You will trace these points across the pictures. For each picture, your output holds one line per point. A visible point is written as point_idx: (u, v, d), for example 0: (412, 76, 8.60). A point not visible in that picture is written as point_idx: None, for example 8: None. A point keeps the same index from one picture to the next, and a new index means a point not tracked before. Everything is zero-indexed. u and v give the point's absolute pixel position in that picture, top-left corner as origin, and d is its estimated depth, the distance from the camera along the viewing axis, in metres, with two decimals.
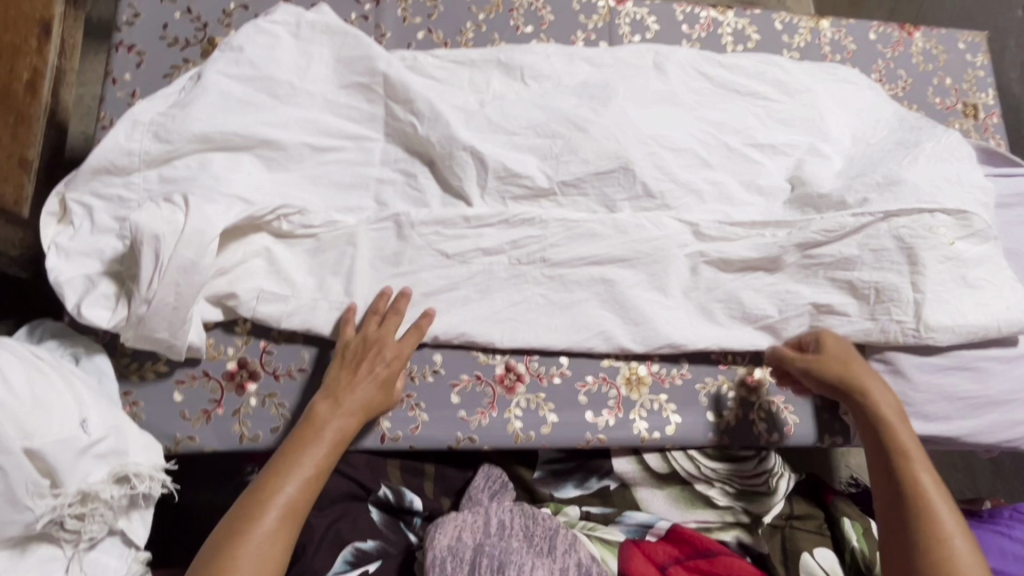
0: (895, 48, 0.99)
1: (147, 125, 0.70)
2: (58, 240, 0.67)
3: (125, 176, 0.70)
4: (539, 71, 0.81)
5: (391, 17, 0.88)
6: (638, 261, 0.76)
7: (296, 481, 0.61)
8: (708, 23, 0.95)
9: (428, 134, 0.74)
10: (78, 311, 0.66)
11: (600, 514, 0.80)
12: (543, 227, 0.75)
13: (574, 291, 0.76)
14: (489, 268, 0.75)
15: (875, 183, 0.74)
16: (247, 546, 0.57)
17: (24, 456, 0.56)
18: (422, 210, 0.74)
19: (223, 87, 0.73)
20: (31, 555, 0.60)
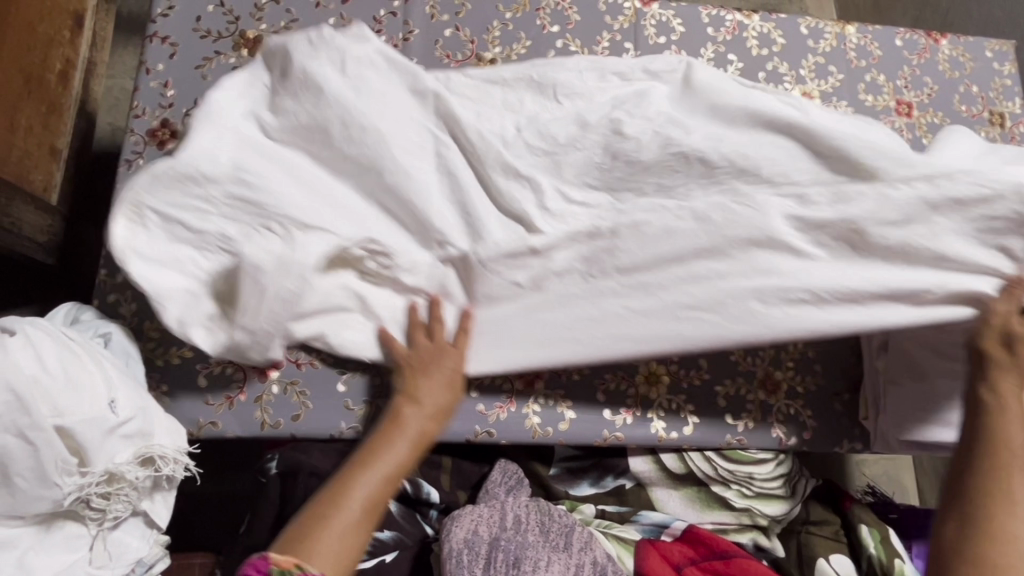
0: (921, 55, 0.99)
1: (228, 131, 0.65)
2: (136, 246, 0.63)
3: (204, 188, 0.64)
4: (573, 87, 0.69)
5: (419, 14, 0.89)
6: (734, 254, 0.66)
7: (380, 473, 0.60)
8: (734, 26, 0.95)
9: (486, 153, 0.68)
10: (184, 331, 0.65)
11: (616, 512, 0.80)
12: (614, 237, 0.68)
13: (659, 296, 0.67)
14: (563, 290, 0.69)
15: None
16: (331, 528, 0.55)
17: (54, 433, 0.57)
18: (488, 245, 0.68)
19: (294, 87, 0.67)
20: (57, 531, 0.61)
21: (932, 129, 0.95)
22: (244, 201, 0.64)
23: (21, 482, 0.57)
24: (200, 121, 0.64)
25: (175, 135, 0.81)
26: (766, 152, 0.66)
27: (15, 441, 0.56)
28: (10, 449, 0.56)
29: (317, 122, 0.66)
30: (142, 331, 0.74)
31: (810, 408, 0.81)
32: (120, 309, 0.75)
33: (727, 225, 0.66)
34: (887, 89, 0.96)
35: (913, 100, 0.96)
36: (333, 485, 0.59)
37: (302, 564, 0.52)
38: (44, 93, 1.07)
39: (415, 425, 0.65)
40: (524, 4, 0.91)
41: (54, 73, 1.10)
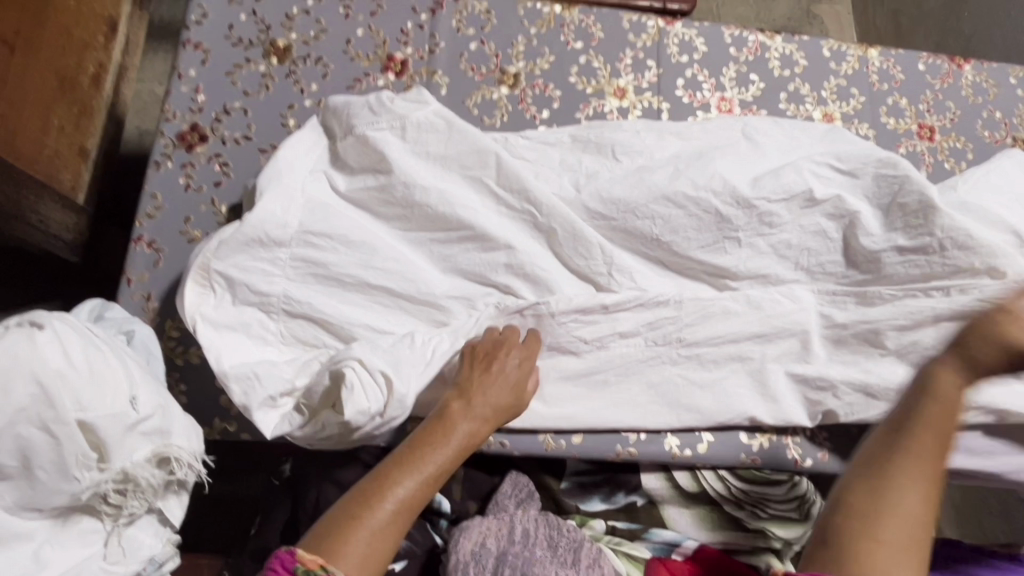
0: (944, 79, 0.99)
1: (293, 197, 0.73)
2: (204, 310, 0.68)
3: (272, 252, 0.71)
4: (630, 146, 0.80)
5: (446, 27, 0.90)
6: (776, 338, 0.76)
7: (415, 480, 0.60)
8: (756, 46, 0.96)
9: (549, 223, 0.75)
10: (247, 411, 0.67)
11: (626, 529, 0.79)
12: (677, 308, 0.76)
13: (712, 370, 0.76)
14: (626, 353, 0.76)
15: (914, 210, 0.75)
16: (360, 529, 0.55)
17: (77, 428, 0.58)
18: (559, 299, 0.74)
19: (358, 150, 0.76)
20: (73, 525, 0.62)
21: (955, 155, 0.95)
22: (308, 264, 0.72)
23: (42, 475, 0.57)
24: (272, 189, 0.73)
25: (204, 139, 0.82)
26: (802, 237, 0.78)
27: (39, 434, 0.57)
28: (33, 441, 0.57)
29: (382, 163, 0.75)
30: (163, 331, 0.75)
31: (827, 432, 0.80)
32: (143, 308, 0.76)
33: (773, 312, 0.76)
34: (910, 112, 0.96)
35: (936, 124, 0.96)
36: (366, 487, 0.59)
37: (327, 565, 0.52)
38: (77, 95, 1.10)
39: (459, 435, 0.65)
40: (549, 21, 0.92)
41: (87, 76, 1.13)
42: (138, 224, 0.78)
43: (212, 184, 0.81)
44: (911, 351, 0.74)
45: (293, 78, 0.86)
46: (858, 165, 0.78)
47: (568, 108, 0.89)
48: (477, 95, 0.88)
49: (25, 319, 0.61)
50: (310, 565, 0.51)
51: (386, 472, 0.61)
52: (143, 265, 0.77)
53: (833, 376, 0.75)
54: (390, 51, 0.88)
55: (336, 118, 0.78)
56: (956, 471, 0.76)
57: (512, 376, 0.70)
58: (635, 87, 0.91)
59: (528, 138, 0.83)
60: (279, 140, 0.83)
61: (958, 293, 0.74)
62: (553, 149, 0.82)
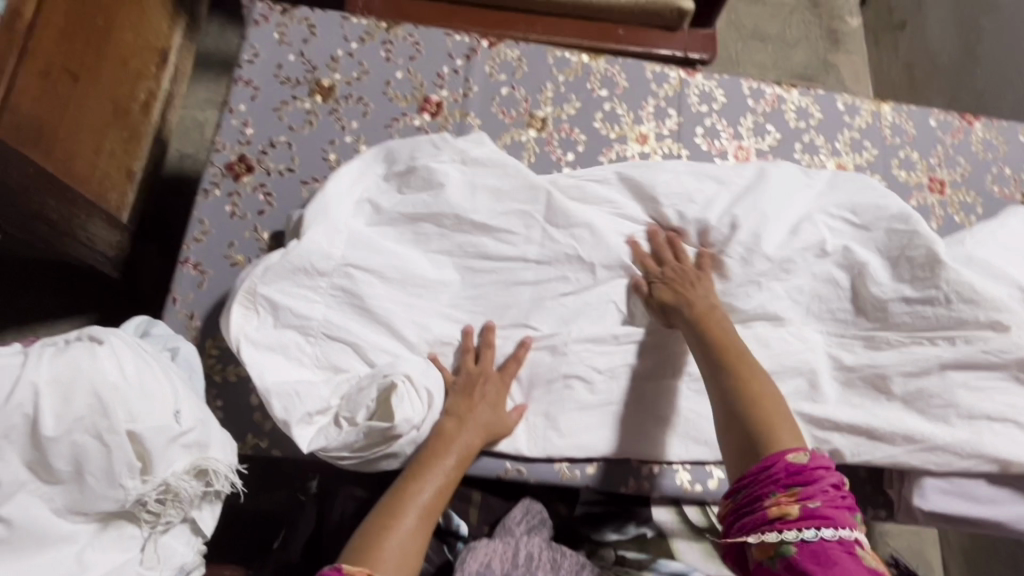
0: (955, 135, 1.03)
1: (337, 230, 0.78)
2: (247, 330, 0.73)
3: (314, 280, 0.77)
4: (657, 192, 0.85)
5: (479, 72, 0.96)
6: (782, 375, 0.81)
7: (431, 489, 0.66)
8: (773, 99, 1.00)
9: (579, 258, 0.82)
10: (287, 427, 0.71)
11: (634, 559, 0.78)
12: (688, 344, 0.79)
13: None
14: (640, 389, 0.80)
15: (919, 262, 0.80)
16: (391, 537, 0.60)
17: (126, 438, 0.62)
18: (574, 330, 0.80)
19: (407, 183, 0.82)
20: (113, 530, 0.65)
21: (965, 208, 0.98)
22: (345, 293, 0.78)
23: (91, 481, 0.62)
24: (317, 221, 0.77)
25: (250, 170, 0.88)
26: (811, 284, 0.83)
27: (92, 442, 0.61)
28: (87, 449, 0.61)
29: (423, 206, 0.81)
30: (203, 349, 0.80)
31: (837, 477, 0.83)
32: (186, 326, 0.81)
33: (782, 352, 0.81)
34: (921, 166, 1.00)
35: (947, 178, 1.00)
36: (387, 502, 0.64)
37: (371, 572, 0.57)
38: (128, 121, 1.17)
39: (457, 446, 0.70)
40: (576, 69, 0.98)
41: (138, 103, 1.20)
42: (186, 247, 0.84)
43: (256, 212, 0.86)
44: (917, 399, 0.78)
45: (336, 116, 0.91)
46: (872, 219, 0.84)
47: (592, 152, 0.94)
48: (507, 137, 0.93)
49: (84, 334, 0.65)
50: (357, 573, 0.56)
51: (402, 486, 0.66)
52: (188, 286, 0.82)
53: (839, 416, 0.78)
54: (426, 93, 0.94)
55: (395, 150, 0.83)
56: (962, 518, 0.78)
57: (494, 399, 0.76)
58: (657, 134, 0.96)
59: (573, 175, 0.87)
60: (320, 173, 0.89)
61: (963, 344, 0.78)
62: (595, 188, 0.86)
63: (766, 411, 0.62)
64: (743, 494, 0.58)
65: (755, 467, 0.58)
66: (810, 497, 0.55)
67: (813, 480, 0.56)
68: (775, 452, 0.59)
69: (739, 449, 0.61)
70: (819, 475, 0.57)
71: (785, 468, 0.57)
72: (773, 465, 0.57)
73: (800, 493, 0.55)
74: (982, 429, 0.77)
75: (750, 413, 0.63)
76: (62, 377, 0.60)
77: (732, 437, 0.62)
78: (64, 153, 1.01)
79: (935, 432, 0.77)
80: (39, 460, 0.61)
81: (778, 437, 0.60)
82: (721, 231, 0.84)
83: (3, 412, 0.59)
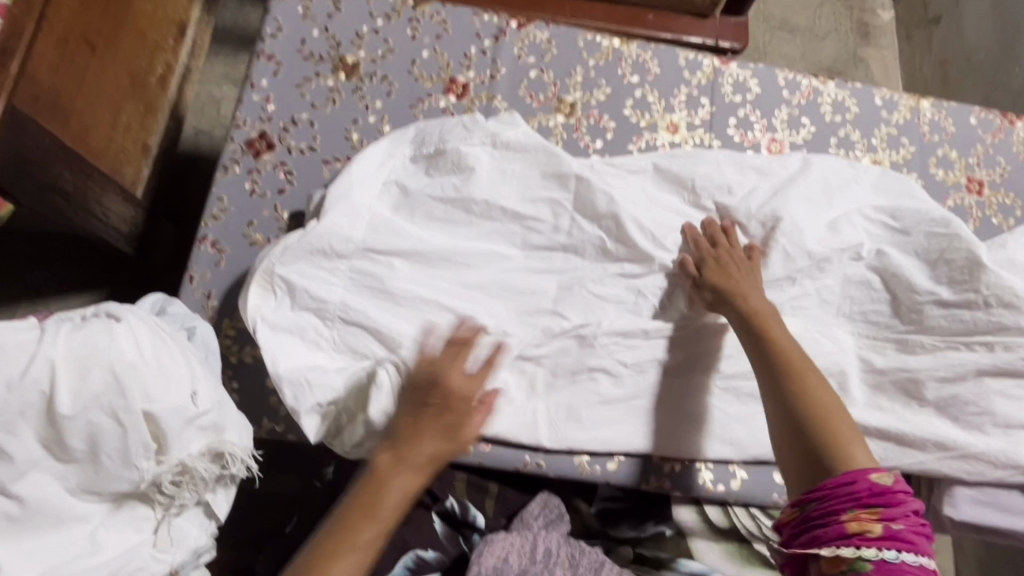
0: (996, 134, 0.99)
1: (358, 213, 0.77)
2: (264, 312, 0.72)
3: (333, 262, 0.75)
4: (680, 176, 0.84)
5: (507, 54, 0.93)
6: None
7: (344, 564, 0.55)
8: (809, 90, 0.97)
9: (606, 254, 0.81)
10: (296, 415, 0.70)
11: (654, 557, 0.76)
12: (720, 341, 0.78)
13: (749, 405, 0.78)
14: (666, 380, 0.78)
15: (958, 266, 0.77)
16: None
17: (143, 418, 0.60)
18: (600, 322, 0.78)
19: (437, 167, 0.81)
20: (127, 510, 0.64)
21: (1003, 210, 0.95)
22: (366, 276, 0.75)
23: (106, 461, 0.60)
24: (340, 204, 0.76)
25: (271, 147, 0.85)
26: (841, 286, 0.81)
27: (108, 421, 0.59)
28: (102, 428, 0.59)
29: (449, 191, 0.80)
30: (220, 330, 0.78)
31: None
32: (202, 305, 0.79)
33: (812, 351, 0.79)
34: (959, 165, 0.97)
35: (985, 178, 0.97)
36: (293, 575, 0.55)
37: None
38: (145, 94, 1.14)
39: (387, 498, 0.59)
40: (607, 53, 0.95)
41: (155, 76, 1.17)
42: (203, 224, 0.82)
43: (276, 190, 0.84)
44: (951, 405, 0.76)
45: (359, 94, 0.89)
46: (912, 222, 0.81)
47: (621, 140, 0.91)
48: (534, 121, 0.90)
49: (101, 311, 0.63)
50: None
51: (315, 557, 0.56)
52: (206, 264, 0.80)
53: (869, 420, 0.76)
54: (453, 74, 0.91)
55: (427, 132, 0.81)
56: (993, 529, 0.76)
57: (448, 419, 0.64)
58: (687, 123, 0.93)
59: (613, 163, 0.85)
60: (343, 153, 0.86)
61: (1002, 351, 0.75)
62: (636, 177, 0.84)
63: (833, 424, 0.60)
64: (815, 506, 0.55)
65: (834, 480, 0.56)
66: (893, 518, 0.53)
67: (898, 503, 0.54)
68: (857, 471, 0.56)
69: (807, 466, 0.59)
70: (903, 498, 0.55)
71: (869, 487, 0.54)
72: (855, 482, 0.55)
73: (883, 513, 0.53)
74: (1017, 439, 0.75)
75: (814, 422, 0.60)
76: (79, 354, 0.59)
77: (795, 448, 0.60)
78: (80, 127, 0.99)
79: (968, 440, 0.75)
80: (54, 438, 0.59)
81: (852, 456, 0.58)
82: (755, 224, 0.81)
83: (19, 388, 0.57)
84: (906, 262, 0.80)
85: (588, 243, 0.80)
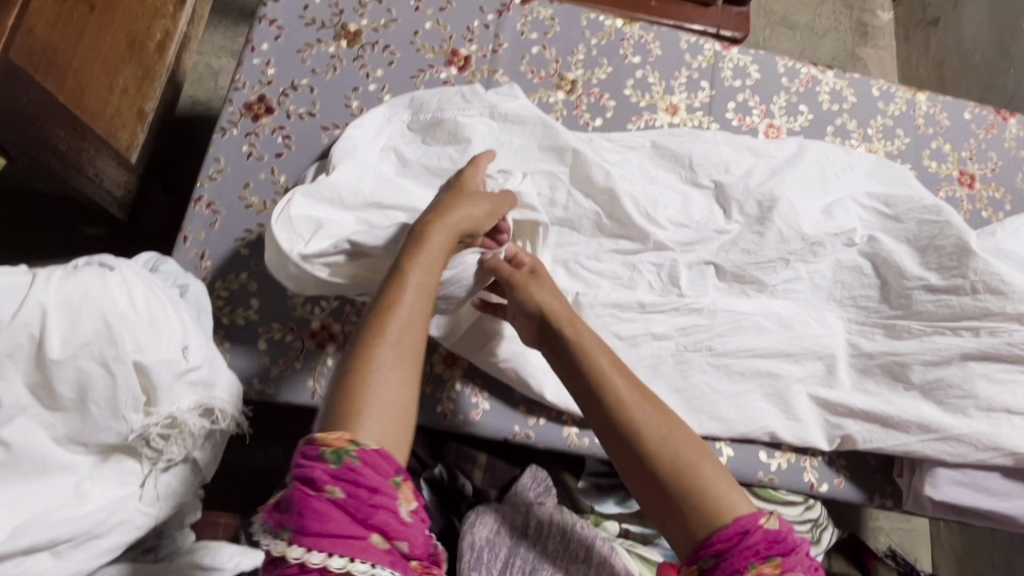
0: (989, 130, 1.01)
1: (363, 173, 0.77)
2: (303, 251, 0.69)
3: (340, 210, 0.74)
4: (676, 153, 0.85)
5: (510, 29, 0.93)
6: (802, 357, 0.80)
7: (407, 308, 0.56)
8: (808, 78, 0.98)
9: (604, 230, 0.81)
10: None
11: (640, 534, 0.82)
12: (710, 317, 0.80)
13: (740, 383, 0.79)
14: (657, 353, 0.79)
15: (947, 251, 0.78)
16: (372, 379, 0.52)
17: (133, 369, 0.60)
18: (595, 293, 0.79)
19: (437, 135, 0.80)
20: (113, 463, 0.63)
21: (993, 204, 0.97)
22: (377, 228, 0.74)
23: (95, 410, 0.59)
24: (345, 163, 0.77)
25: (270, 111, 0.85)
26: (833, 269, 0.82)
27: (98, 369, 0.59)
28: (91, 376, 0.59)
29: (448, 159, 0.79)
30: (212, 290, 0.78)
31: (844, 459, 0.82)
32: (196, 265, 0.78)
33: (802, 332, 0.80)
34: (952, 158, 0.98)
35: (977, 172, 0.98)
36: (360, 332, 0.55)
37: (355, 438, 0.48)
38: (142, 60, 1.13)
39: (432, 254, 0.61)
40: (610, 33, 0.95)
41: (153, 43, 1.16)
42: (199, 184, 0.81)
43: (274, 154, 0.83)
44: (936, 388, 0.77)
45: (360, 62, 0.89)
46: (904, 210, 0.82)
47: (620, 118, 0.91)
48: (535, 96, 0.91)
49: (94, 260, 0.63)
50: (337, 444, 0.47)
51: (380, 310, 0.56)
52: (201, 224, 0.80)
53: (853, 401, 0.78)
54: (455, 47, 0.91)
55: (424, 99, 0.82)
56: (972, 510, 0.77)
57: (482, 201, 0.69)
58: (687, 105, 0.94)
59: (611, 140, 0.86)
60: (342, 120, 0.86)
61: (988, 335, 0.76)
62: (634, 154, 0.85)
63: (681, 458, 0.54)
64: (714, 564, 0.49)
65: (726, 532, 0.50)
66: (792, 568, 0.49)
67: (793, 549, 0.50)
68: (745, 516, 0.51)
69: (683, 535, 0.52)
70: (792, 539, 0.50)
71: (764, 535, 0.49)
72: (750, 532, 0.49)
73: (782, 565, 0.49)
74: (1000, 422, 0.75)
75: (674, 478, 0.53)
76: (69, 300, 0.58)
77: (664, 510, 0.53)
78: (76, 85, 0.98)
79: (951, 423, 0.76)
80: (42, 383, 0.58)
81: (712, 489, 0.52)
82: (752, 206, 0.82)
83: (9, 330, 0.56)
84: (896, 248, 0.81)
85: (584, 217, 0.81)
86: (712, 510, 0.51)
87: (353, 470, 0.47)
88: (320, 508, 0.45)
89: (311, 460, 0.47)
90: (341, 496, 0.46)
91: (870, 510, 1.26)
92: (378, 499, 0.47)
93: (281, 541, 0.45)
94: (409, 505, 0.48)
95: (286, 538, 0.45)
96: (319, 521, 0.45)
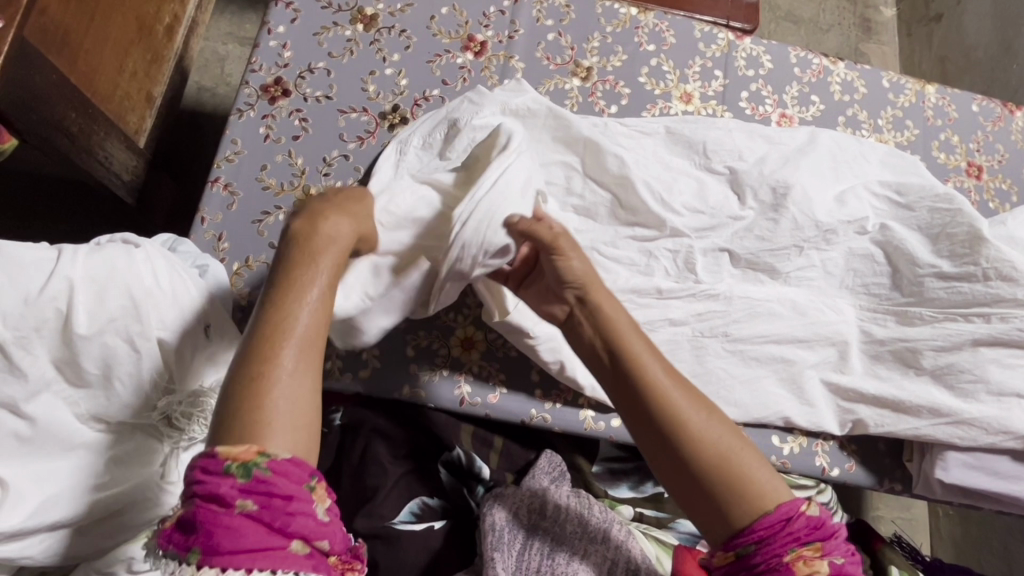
0: (996, 122, 1.02)
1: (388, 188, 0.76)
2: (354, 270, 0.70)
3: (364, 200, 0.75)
4: (692, 138, 0.85)
5: (526, 15, 0.93)
6: (815, 342, 0.81)
7: (314, 300, 0.51)
8: (819, 69, 0.99)
9: (622, 215, 0.81)
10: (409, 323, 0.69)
11: (654, 517, 0.84)
12: (726, 303, 0.81)
13: (754, 366, 0.80)
14: (673, 336, 0.79)
15: (960, 239, 0.79)
16: (276, 394, 0.46)
17: (157, 345, 0.61)
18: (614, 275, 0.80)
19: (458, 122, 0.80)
20: (134, 443, 0.62)
21: (1000, 195, 0.98)
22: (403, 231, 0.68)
23: (119, 387, 0.60)
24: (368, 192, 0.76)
25: (287, 94, 0.85)
26: (847, 256, 0.83)
27: (123, 346, 0.59)
28: (117, 352, 0.59)
29: None
30: (230, 271, 0.77)
31: (854, 444, 0.84)
32: (213, 247, 0.78)
33: (817, 318, 0.81)
34: (960, 149, 0.99)
35: (984, 164, 0.99)
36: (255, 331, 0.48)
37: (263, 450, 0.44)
38: (152, 43, 1.12)
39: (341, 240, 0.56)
40: (625, 21, 0.96)
41: (162, 26, 1.15)
42: (216, 165, 0.81)
43: (291, 137, 0.83)
44: (946, 373, 0.78)
45: (377, 46, 0.88)
46: (915, 198, 0.83)
47: (635, 106, 0.92)
48: (550, 83, 0.91)
49: (117, 238, 0.63)
50: (245, 457, 0.43)
51: (275, 315, 0.49)
52: (218, 206, 0.79)
53: (865, 385, 0.79)
54: (471, 32, 0.91)
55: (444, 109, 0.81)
56: (980, 492, 0.79)
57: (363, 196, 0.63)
58: (701, 94, 0.94)
59: (627, 126, 0.86)
60: (359, 103, 0.86)
61: (998, 321, 0.77)
62: (648, 140, 0.85)
63: (725, 445, 0.53)
64: (754, 549, 0.50)
65: (771, 518, 0.50)
66: (831, 553, 0.51)
67: (832, 535, 0.51)
68: (787, 503, 0.52)
69: (722, 525, 0.52)
70: (832, 525, 0.52)
71: (805, 522, 0.51)
72: (793, 519, 0.50)
73: (822, 549, 0.50)
74: (1010, 406, 0.77)
75: (716, 471, 0.52)
76: (96, 274, 0.58)
77: (700, 503, 0.53)
78: (88, 67, 0.97)
79: (962, 407, 0.77)
80: (67, 358, 0.58)
81: (757, 476, 0.52)
82: (769, 192, 0.81)
83: (36, 305, 0.56)
84: (910, 236, 0.81)
85: (601, 203, 0.81)
86: (760, 494, 0.52)
87: (265, 481, 0.43)
88: (232, 524, 0.42)
89: (215, 476, 0.43)
90: (254, 509, 0.42)
91: (871, 495, 1.28)
92: (296, 506, 0.43)
93: (190, 566, 0.42)
94: (326, 504, 0.46)
95: (196, 561, 0.42)
96: (231, 539, 0.42)
